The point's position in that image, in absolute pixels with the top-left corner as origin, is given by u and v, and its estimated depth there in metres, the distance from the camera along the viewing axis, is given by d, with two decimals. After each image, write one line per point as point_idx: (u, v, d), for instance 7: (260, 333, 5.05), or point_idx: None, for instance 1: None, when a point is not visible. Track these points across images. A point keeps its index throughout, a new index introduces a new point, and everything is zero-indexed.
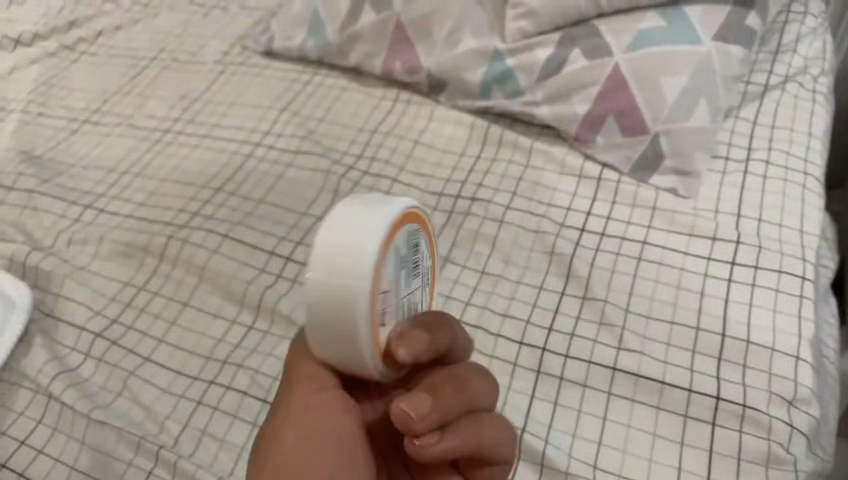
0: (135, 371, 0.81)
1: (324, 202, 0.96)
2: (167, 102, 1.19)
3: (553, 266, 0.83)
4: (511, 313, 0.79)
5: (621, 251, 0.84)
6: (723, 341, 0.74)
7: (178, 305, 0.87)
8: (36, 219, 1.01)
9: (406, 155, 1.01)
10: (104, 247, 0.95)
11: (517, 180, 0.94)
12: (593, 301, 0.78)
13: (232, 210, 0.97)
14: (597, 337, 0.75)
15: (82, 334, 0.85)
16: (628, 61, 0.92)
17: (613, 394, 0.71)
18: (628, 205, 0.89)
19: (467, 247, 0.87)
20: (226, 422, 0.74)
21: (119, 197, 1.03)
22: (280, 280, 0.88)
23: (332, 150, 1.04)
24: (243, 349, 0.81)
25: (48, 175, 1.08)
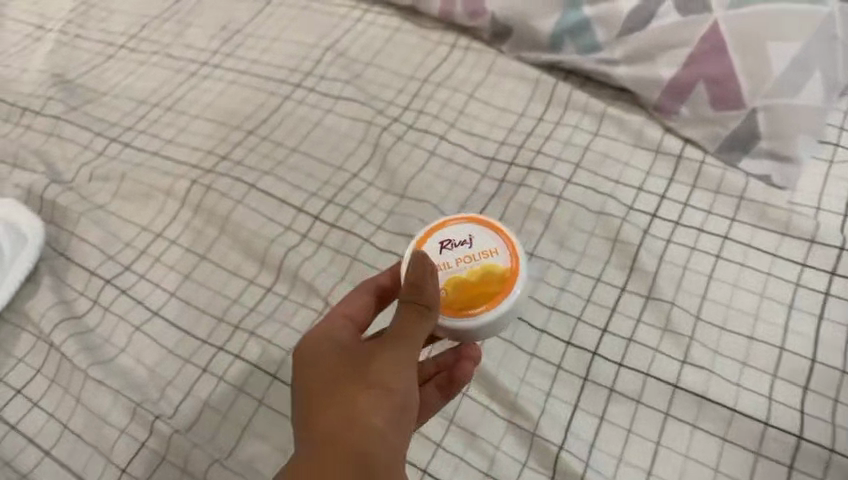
0: (142, 326, 0.74)
1: (362, 158, 0.86)
2: (207, 31, 1.10)
3: (614, 255, 0.72)
4: (559, 307, 0.69)
5: (696, 246, 0.72)
6: (812, 368, 0.62)
7: (195, 258, 0.80)
8: (60, 149, 0.95)
9: (459, 110, 0.90)
10: (125, 186, 0.88)
11: (583, 150, 0.82)
12: (657, 302, 0.68)
13: (262, 157, 0.89)
14: (658, 346, 0.65)
15: (92, 279, 0.79)
16: (730, 19, 0.76)
17: (670, 415, 0.61)
18: (711, 192, 0.76)
19: (516, 224, 0.76)
20: (231, 396, 0.67)
21: (147, 132, 0.96)
22: (305, 241, 0.79)
23: (377, 99, 0.93)
24: (258, 314, 0.73)
25: (77, 102, 1.01)
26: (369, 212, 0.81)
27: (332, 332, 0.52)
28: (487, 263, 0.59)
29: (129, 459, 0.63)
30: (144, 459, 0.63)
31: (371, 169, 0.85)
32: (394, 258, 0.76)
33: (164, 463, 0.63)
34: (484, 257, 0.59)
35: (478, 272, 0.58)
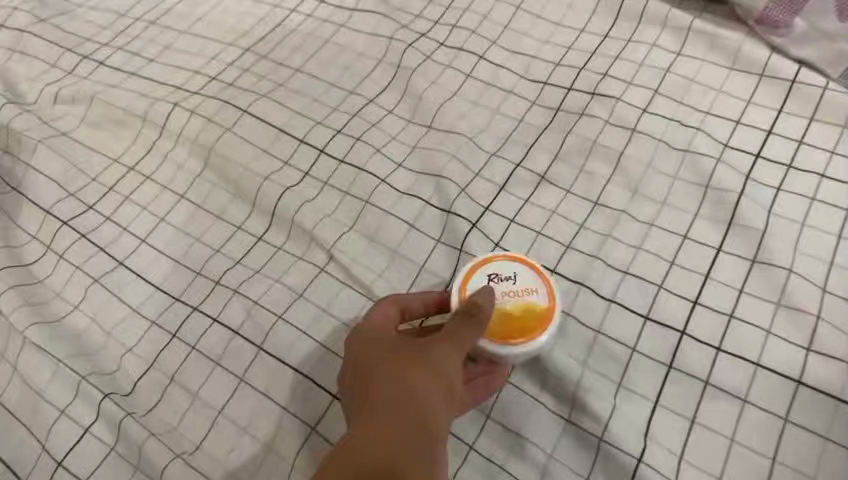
0: (101, 279, 0.59)
1: (382, 80, 0.70)
2: None
3: (707, 206, 0.55)
4: (634, 271, 0.52)
5: (818, 196, 0.54)
6: None
7: (172, 198, 0.65)
8: (22, 66, 0.79)
9: (503, 24, 0.72)
10: (94, 110, 0.73)
11: (662, 73, 0.64)
12: (768, 268, 0.51)
13: (259, 78, 0.72)
14: (769, 327, 0.48)
15: (46, 219, 0.64)
16: None
17: (790, 422, 0.45)
18: (835, 126, 0.58)
19: (576, 164, 0.59)
20: (206, 371, 0.53)
21: (125, 48, 0.80)
22: (307, 179, 0.63)
23: (402, 10, 0.75)
24: (245, 268, 0.58)
25: (47, 12, 0.85)
26: (388, 146, 0.64)
27: (372, 329, 0.46)
28: (530, 303, 0.47)
29: (70, 448, 0.49)
30: (87, 448, 0.49)
31: (392, 95, 0.68)
32: (419, 203, 0.59)
33: (112, 454, 0.49)
34: (530, 295, 0.47)
35: (521, 314, 0.47)
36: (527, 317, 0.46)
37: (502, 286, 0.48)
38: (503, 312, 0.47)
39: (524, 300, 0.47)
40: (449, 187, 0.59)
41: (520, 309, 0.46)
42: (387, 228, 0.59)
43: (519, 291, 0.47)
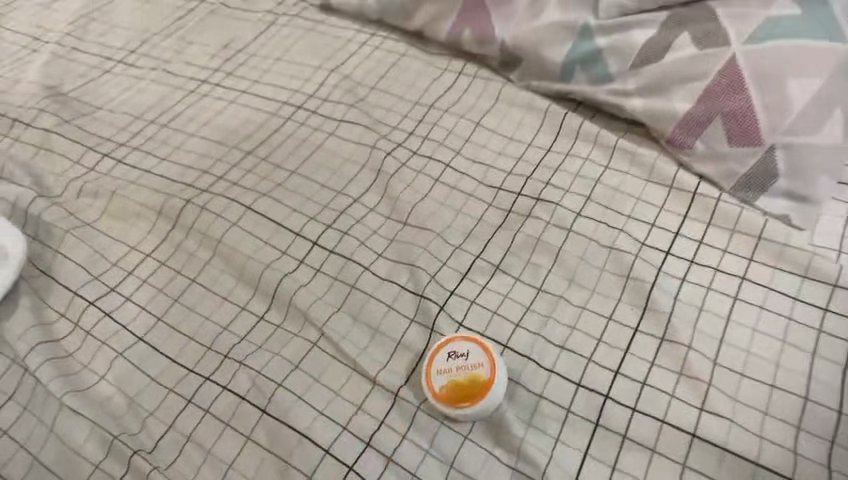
0: (124, 352, 0.70)
1: (365, 182, 0.83)
2: (209, 49, 1.07)
3: (627, 293, 0.68)
4: (569, 346, 0.65)
5: (713, 285, 0.68)
6: (839, 420, 0.58)
7: (184, 281, 0.76)
8: (48, 162, 0.91)
9: (465, 137, 0.87)
10: (114, 203, 0.84)
11: (592, 182, 0.79)
12: (673, 344, 0.64)
13: (259, 178, 0.85)
14: (674, 391, 0.61)
15: (74, 299, 0.75)
16: (747, 53, 0.75)
17: (689, 467, 0.57)
18: (727, 229, 0.72)
19: (523, 257, 0.73)
20: (216, 431, 0.63)
21: (140, 148, 0.92)
22: (302, 266, 0.75)
23: (381, 123, 0.90)
24: (249, 343, 0.69)
25: (70, 115, 0.98)
26: (369, 238, 0.77)
27: None
28: (475, 374, 0.61)
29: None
30: None
31: (373, 195, 0.81)
32: (395, 288, 0.71)
33: None
34: (477, 367, 0.61)
35: (468, 384, 0.61)
36: (473, 386, 0.61)
37: (457, 361, 0.62)
38: (456, 382, 0.61)
39: (471, 372, 0.61)
40: (420, 275, 0.72)
41: (467, 379, 0.61)
42: (369, 308, 0.70)
43: (468, 364, 0.62)
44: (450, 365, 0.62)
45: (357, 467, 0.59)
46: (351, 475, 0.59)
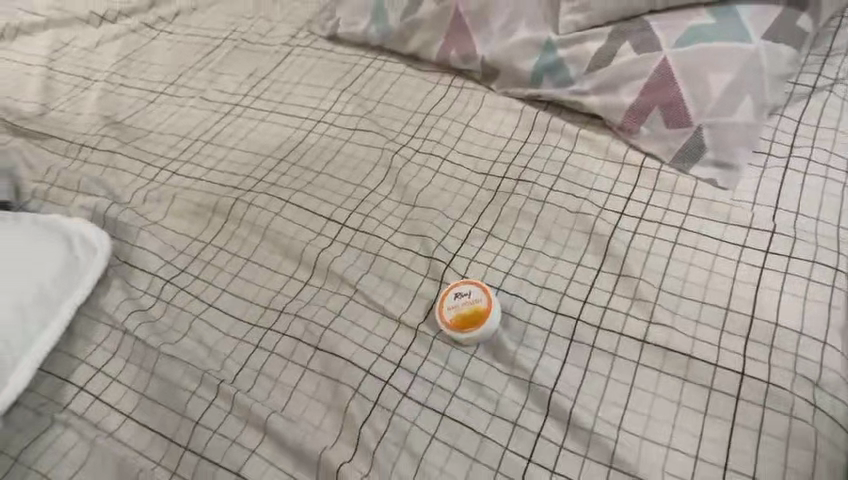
0: (200, 315, 0.88)
1: (379, 176, 1.02)
2: (237, 78, 1.27)
3: (591, 245, 0.87)
4: (548, 285, 0.84)
5: (657, 234, 0.88)
6: (752, 323, 0.77)
7: (240, 260, 0.94)
8: (115, 177, 1.10)
9: (457, 136, 1.06)
10: (175, 205, 1.03)
11: (561, 164, 0.98)
12: (628, 278, 0.83)
13: (292, 178, 1.04)
14: (629, 312, 0.80)
15: (154, 279, 0.93)
16: (674, 54, 0.95)
17: (642, 365, 0.76)
18: (667, 193, 0.92)
19: (509, 224, 0.92)
20: (280, 365, 0.81)
21: (190, 161, 1.11)
22: (334, 242, 0.94)
23: (388, 130, 1.10)
24: (298, 301, 0.87)
25: (128, 138, 1.18)
26: (386, 218, 0.96)
27: None
28: (476, 306, 0.80)
29: (200, 414, 0.76)
30: (212, 414, 0.76)
31: (386, 185, 1.01)
32: (410, 254, 0.90)
33: (231, 416, 0.75)
34: (478, 301, 0.81)
35: (472, 313, 0.80)
36: (476, 314, 0.79)
37: (463, 298, 0.81)
38: (463, 313, 0.80)
39: (474, 305, 0.80)
40: (429, 241, 0.90)
41: (471, 310, 0.80)
42: (391, 269, 0.89)
43: (471, 299, 0.81)
44: (458, 302, 0.81)
45: (392, 382, 0.77)
46: (388, 387, 0.77)
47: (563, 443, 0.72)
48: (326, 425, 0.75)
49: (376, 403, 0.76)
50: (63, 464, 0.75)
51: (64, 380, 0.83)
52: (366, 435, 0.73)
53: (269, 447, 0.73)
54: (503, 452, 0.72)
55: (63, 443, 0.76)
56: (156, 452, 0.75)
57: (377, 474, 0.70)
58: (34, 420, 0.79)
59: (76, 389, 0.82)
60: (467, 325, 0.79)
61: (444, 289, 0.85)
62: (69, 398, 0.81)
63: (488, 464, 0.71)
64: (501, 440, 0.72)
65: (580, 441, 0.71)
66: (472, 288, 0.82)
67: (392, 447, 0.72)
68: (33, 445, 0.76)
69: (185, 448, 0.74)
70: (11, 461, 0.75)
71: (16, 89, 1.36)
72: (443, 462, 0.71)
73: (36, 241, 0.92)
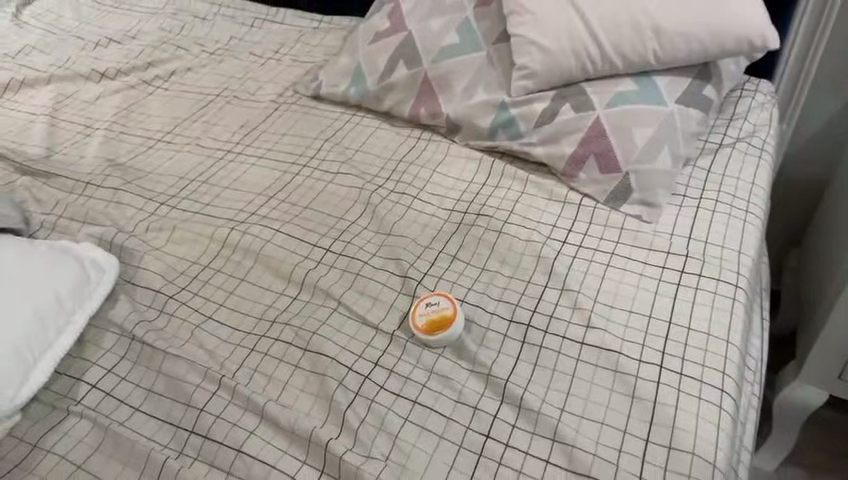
0: (200, 325, 1.00)
1: (358, 211, 1.18)
2: (229, 128, 1.43)
3: (540, 266, 1.04)
4: (504, 298, 1.00)
5: (594, 258, 1.05)
6: (669, 326, 0.94)
7: (236, 279, 1.07)
8: (119, 209, 1.22)
9: (426, 180, 1.23)
10: (175, 234, 1.16)
11: (514, 202, 1.16)
12: (570, 292, 0.99)
13: (281, 212, 1.19)
14: (570, 319, 0.96)
15: (157, 295, 1.05)
16: (605, 114, 1.15)
17: (581, 360, 0.91)
18: (601, 226, 1.11)
19: (471, 250, 1.08)
20: (274, 364, 0.93)
21: (188, 197, 1.25)
22: (320, 264, 1.08)
23: (366, 173, 1.26)
24: (289, 312, 1.00)
25: (130, 178, 1.31)
26: (365, 245, 1.11)
27: None
28: (444, 311, 0.94)
29: (204, 403, 0.87)
30: (215, 403, 0.87)
31: (365, 218, 1.16)
32: (386, 273, 1.05)
33: (232, 404, 0.87)
34: (445, 308, 0.95)
35: (441, 318, 0.94)
36: (444, 318, 0.94)
37: (432, 306, 0.96)
38: (433, 318, 0.94)
39: (442, 311, 0.95)
40: (403, 263, 1.05)
41: (440, 315, 0.94)
42: (370, 285, 1.03)
43: (439, 307, 0.95)
44: (429, 309, 0.95)
45: (371, 376, 0.90)
46: (368, 380, 0.90)
47: (516, 423, 0.85)
48: (315, 412, 0.87)
49: (358, 393, 0.88)
50: (79, 448, 0.85)
51: (77, 379, 0.93)
52: (350, 417, 0.85)
53: (266, 429, 0.85)
54: (465, 430, 0.84)
55: (78, 430, 0.87)
56: (163, 436, 0.85)
57: (360, 448, 0.82)
58: (50, 413, 0.89)
59: (89, 387, 0.92)
60: (437, 328, 0.93)
61: (415, 301, 0.99)
62: (82, 394, 0.92)
63: (452, 440, 0.84)
64: (464, 420, 0.85)
65: (530, 421, 0.85)
66: (439, 298, 0.97)
67: (372, 428, 0.85)
68: (51, 432, 0.87)
69: (191, 431, 0.85)
70: (31, 446, 0.85)
71: (23, 135, 1.48)
72: (415, 439, 0.84)
73: (52, 260, 1.02)
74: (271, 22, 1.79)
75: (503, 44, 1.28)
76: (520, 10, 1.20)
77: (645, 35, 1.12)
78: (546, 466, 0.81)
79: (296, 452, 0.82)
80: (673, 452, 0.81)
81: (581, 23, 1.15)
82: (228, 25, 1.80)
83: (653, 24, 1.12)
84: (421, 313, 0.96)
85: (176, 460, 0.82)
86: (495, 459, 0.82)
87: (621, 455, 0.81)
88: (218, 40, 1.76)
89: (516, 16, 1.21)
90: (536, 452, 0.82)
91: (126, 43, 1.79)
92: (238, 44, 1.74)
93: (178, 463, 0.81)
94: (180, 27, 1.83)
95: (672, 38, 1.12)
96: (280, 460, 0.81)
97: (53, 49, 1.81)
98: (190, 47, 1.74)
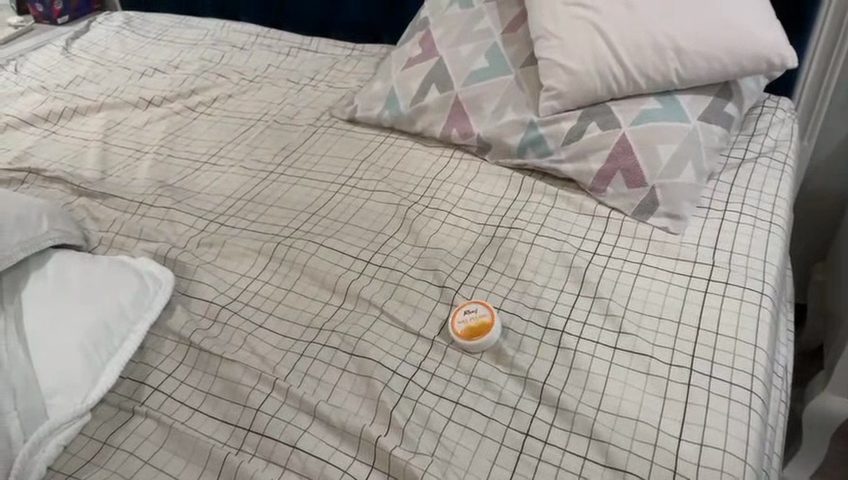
0: (252, 332, 1.07)
1: (396, 225, 1.24)
2: (270, 151, 1.51)
3: (571, 276, 1.09)
4: (538, 306, 1.05)
5: (623, 268, 1.10)
6: (698, 331, 0.99)
7: (282, 290, 1.14)
8: (171, 227, 1.30)
9: (459, 196, 1.30)
10: (225, 249, 1.23)
11: (545, 216, 1.22)
12: (601, 299, 1.04)
13: (323, 228, 1.26)
14: (603, 325, 1.01)
15: (211, 305, 1.12)
16: (631, 131, 1.21)
17: (615, 363, 0.95)
18: (630, 237, 1.16)
19: (505, 261, 1.13)
20: (323, 368, 0.99)
21: (234, 215, 1.32)
22: (362, 275, 1.14)
23: (402, 190, 1.33)
24: (334, 320, 1.06)
25: (179, 197, 1.39)
26: (403, 257, 1.17)
27: None
28: (483, 318, 1.00)
29: (259, 404, 0.95)
30: (270, 403, 0.95)
31: (402, 232, 1.23)
32: (425, 283, 1.11)
33: (285, 404, 0.95)
34: (483, 315, 1.01)
35: (481, 324, 1.00)
36: (483, 324, 1.00)
37: (472, 313, 1.01)
38: (474, 324, 1.00)
39: (481, 318, 1.01)
40: (441, 273, 1.11)
41: (479, 321, 1.00)
42: (410, 294, 1.09)
43: (478, 314, 1.01)
44: (469, 316, 1.01)
45: (414, 379, 0.96)
46: (411, 382, 0.96)
47: (553, 422, 0.89)
48: (363, 412, 0.93)
49: (403, 394, 0.94)
50: (145, 445, 0.93)
51: (141, 383, 1.02)
52: (396, 417, 0.91)
53: (318, 428, 0.91)
54: (506, 429, 0.89)
55: (144, 429, 0.95)
56: (222, 435, 0.93)
57: (408, 445, 0.88)
58: (117, 413, 0.97)
59: (151, 390, 1.01)
60: (479, 333, 0.99)
61: (455, 308, 1.04)
62: (145, 396, 1.00)
63: (494, 438, 0.88)
64: (504, 420, 0.90)
65: (567, 420, 0.89)
66: (478, 306, 1.03)
67: (417, 427, 0.90)
68: (119, 431, 0.95)
69: (248, 429, 0.92)
70: (101, 443, 0.93)
71: (78, 159, 1.58)
72: (458, 437, 0.89)
73: (113, 272, 1.10)
74: (307, 50, 1.88)
75: (531, 67, 1.35)
76: (548, 34, 1.27)
77: (667, 56, 1.18)
78: (584, 461, 0.85)
79: (348, 450, 0.89)
80: (705, 448, 0.84)
81: (606, 46, 1.21)
82: (265, 54, 1.90)
83: (675, 45, 1.18)
84: (463, 319, 1.01)
85: (236, 455, 0.89)
86: (535, 455, 0.86)
87: (656, 450, 0.85)
88: (257, 68, 1.85)
89: (543, 41, 1.28)
90: (574, 449, 0.86)
91: (170, 72, 1.89)
92: (275, 71, 1.83)
93: (238, 458, 0.89)
94: (220, 56, 1.93)
95: (694, 58, 1.18)
96: (333, 456, 0.88)
97: (101, 79, 1.92)
98: (231, 74, 1.83)
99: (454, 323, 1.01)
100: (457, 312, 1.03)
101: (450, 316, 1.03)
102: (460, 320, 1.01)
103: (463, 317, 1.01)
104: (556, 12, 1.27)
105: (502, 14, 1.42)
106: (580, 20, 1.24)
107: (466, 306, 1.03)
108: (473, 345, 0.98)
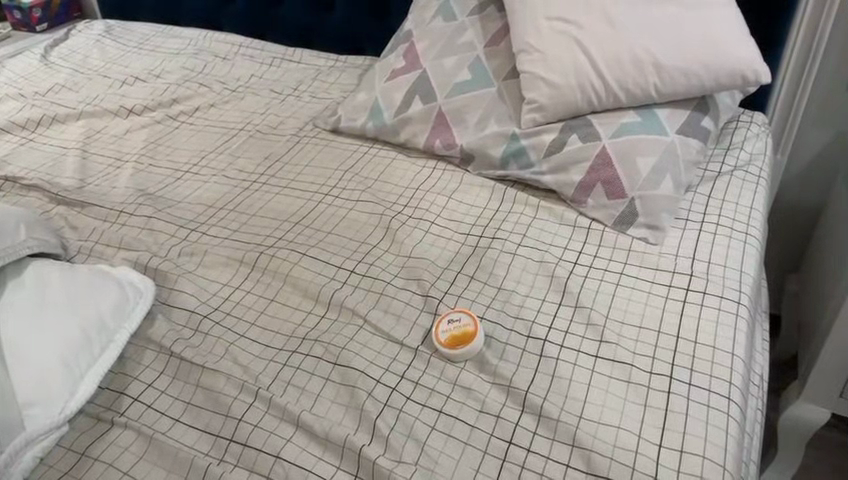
0: (235, 342, 1.06)
1: (380, 235, 1.25)
2: (253, 160, 1.51)
3: (553, 285, 1.10)
4: (521, 315, 1.06)
5: (604, 277, 1.12)
6: (677, 340, 1.00)
7: (265, 300, 1.13)
8: (152, 235, 1.29)
9: (442, 206, 1.31)
10: (207, 258, 1.23)
11: (527, 226, 1.23)
12: (582, 308, 1.06)
13: (306, 237, 1.25)
14: (584, 334, 1.02)
15: (192, 315, 1.11)
16: (611, 144, 1.23)
17: (596, 371, 0.96)
18: (611, 248, 1.17)
19: (488, 270, 1.14)
20: (306, 377, 0.99)
21: (217, 224, 1.32)
22: (345, 285, 1.14)
23: (385, 200, 1.34)
24: (318, 330, 1.06)
25: (160, 206, 1.38)
26: (387, 267, 1.17)
27: None
28: (466, 327, 1.01)
29: (242, 413, 0.94)
30: (252, 413, 0.94)
31: (386, 242, 1.23)
32: (408, 292, 1.11)
33: (268, 414, 0.94)
34: (466, 324, 1.01)
35: (464, 334, 1.00)
36: (467, 333, 1.00)
37: (456, 322, 1.02)
38: (459, 333, 1.00)
39: (464, 327, 1.01)
40: (425, 283, 1.12)
41: (464, 329, 1.00)
42: (394, 304, 1.09)
43: (461, 323, 1.01)
44: (453, 324, 1.01)
45: (398, 388, 0.96)
46: (395, 391, 0.96)
47: (536, 430, 0.90)
48: (347, 421, 0.93)
49: (386, 403, 0.94)
50: (125, 456, 0.91)
51: (120, 393, 1.01)
52: (380, 426, 0.91)
53: (301, 437, 0.91)
54: (489, 437, 0.90)
55: (123, 440, 0.94)
56: (204, 445, 0.92)
57: (392, 454, 0.88)
58: (96, 424, 0.96)
59: (131, 400, 1.00)
60: (463, 343, 0.99)
61: (440, 317, 1.04)
62: (125, 407, 0.99)
63: (478, 446, 0.89)
64: (487, 428, 0.91)
65: (550, 428, 0.90)
66: (462, 315, 1.03)
67: (401, 436, 0.90)
68: (98, 442, 0.94)
69: (230, 439, 0.92)
70: (79, 455, 0.92)
71: (56, 167, 1.56)
72: (442, 445, 0.89)
73: (93, 282, 1.09)
74: (289, 61, 1.89)
75: (513, 80, 1.36)
76: (530, 48, 1.29)
77: (646, 71, 1.21)
78: (566, 469, 0.85)
79: (331, 459, 0.88)
80: (686, 455, 0.86)
81: (587, 60, 1.23)
82: (248, 64, 1.90)
83: (653, 60, 1.20)
84: (448, 328, 1.01)
85: (218, 466, 0.89)
86: (518, 463, 0.87)
87: (638, 457, 0.86)
88: (239, 78, 1.85)
89: (525, 54, 1.30)
90: (556, 457, 0.87)
91: (152, 81, 1.88)
92: (258, 81, 1.83)
93: (220, 468, 0.88)
94: (203, 65, 1.92)
95: (672, 73, 1.20)
96: (317, 465, 0.88)
97: (81, 87, 1.91)
98: (213, 84, 1.83)
99: (439, 332, 1.01)
100: (443, 321, 1.03)
101: (436, 324, 1.03)
102: (445, 330, 1.01)
103: (447, 327, 1.02)
104: (538, 26, 1.29)
105: (485, 28, 1.44)
106: (561, 35, 1.26)
107: (451, 315, 1.03)
108: (457, 353, 0.99)
